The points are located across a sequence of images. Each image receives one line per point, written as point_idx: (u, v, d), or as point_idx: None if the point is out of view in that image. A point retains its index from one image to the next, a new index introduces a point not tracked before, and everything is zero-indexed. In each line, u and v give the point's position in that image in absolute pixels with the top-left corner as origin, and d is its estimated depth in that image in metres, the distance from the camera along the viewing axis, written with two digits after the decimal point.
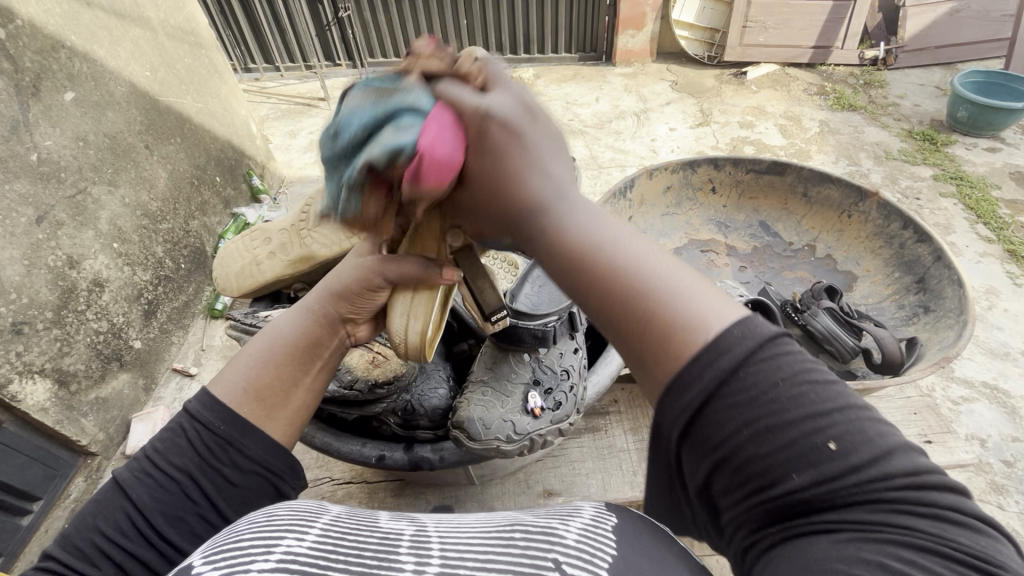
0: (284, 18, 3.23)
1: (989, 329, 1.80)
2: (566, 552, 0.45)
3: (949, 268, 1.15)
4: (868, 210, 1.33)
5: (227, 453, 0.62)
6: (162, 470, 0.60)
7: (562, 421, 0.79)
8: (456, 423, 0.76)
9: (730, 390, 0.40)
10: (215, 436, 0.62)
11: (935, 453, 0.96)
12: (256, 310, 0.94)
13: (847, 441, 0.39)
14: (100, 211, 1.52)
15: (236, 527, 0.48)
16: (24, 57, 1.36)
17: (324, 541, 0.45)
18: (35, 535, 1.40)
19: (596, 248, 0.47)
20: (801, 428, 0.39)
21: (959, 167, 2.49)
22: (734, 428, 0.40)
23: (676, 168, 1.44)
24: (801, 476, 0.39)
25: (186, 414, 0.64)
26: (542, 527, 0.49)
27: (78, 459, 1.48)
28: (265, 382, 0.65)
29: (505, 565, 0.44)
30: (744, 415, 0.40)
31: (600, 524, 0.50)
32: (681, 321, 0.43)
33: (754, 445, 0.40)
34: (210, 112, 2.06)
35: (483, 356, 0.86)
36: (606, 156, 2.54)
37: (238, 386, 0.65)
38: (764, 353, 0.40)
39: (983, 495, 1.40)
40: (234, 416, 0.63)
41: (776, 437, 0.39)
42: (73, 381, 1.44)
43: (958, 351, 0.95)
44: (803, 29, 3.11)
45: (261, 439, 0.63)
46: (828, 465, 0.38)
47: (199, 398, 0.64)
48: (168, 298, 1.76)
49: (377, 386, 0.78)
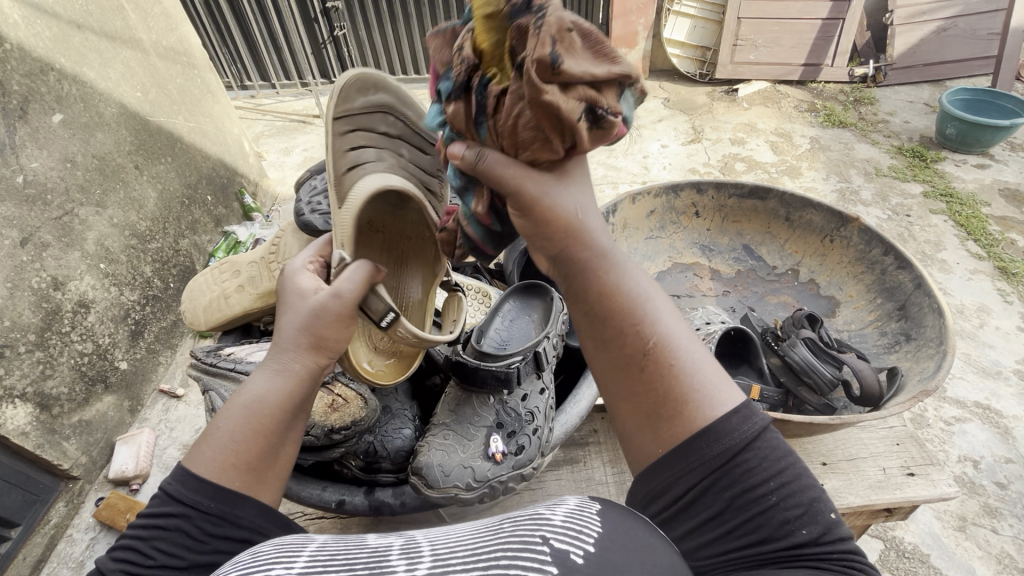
0: (279, 37, 3.26)
1: (981, 348, 1.79)
2: (554, 529, 0.44)
3: (930, 296, 1.14)
4: (850, 235, 1.33)
5: (220, 528, 0.55)
6: (150, 558, 0.53)
7: (524, 465, 0.79)
8: (415, 470, 0.75)
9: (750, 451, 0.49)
10: (202, 515, 0.55)
11: (919, 486, 0.95)
12: (222, 345, 0.93)
13: (825, 510, 0.49)
14: (86, 232, 1.51)
15: (224, 566, 0.46)
16: (12, 80, 1.36)
17: (313, 566, 0.43)
18: (13, 563, 1.36)
19: (639, 301, 0.54)
20: (806, 497, 0.49)
21: (948, 183, 2.50)
22: (751, 483, 0.49)
23: (659, 193, 1.44)
24: (805, 532, 0.48)
25: (163, 496, 0.56)
26: (527, 511, 0.48)
27: (60, 483, 1.45)
28: (250, 451, 0.58)
29: (494, 552, 0.42)
30: (763, 478, 0.49)
31: (585, 505, 0.48)
32: (697, 391, 0.51)
33: (767, 501, 0.48)
34: (202, 132, 2.07)
35: (447, 398, 0.86)
36: (598, 173, 2.55)
37: (220, 458, 0.57)
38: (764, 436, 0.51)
39: (977, 519, 1.38)
40: (222, 490, 0.56)
41: (787, 502, 0.48)
42: (56, 404, 1.42)
43: (936, 386, 0.93)
44: (793, 47, 3.15)
45: (256, 507, 0.57)
46: (823, 526, 0.48)
47: (177, 478, 0.56)
48: (155, 318, 1.74)
49: (333, 432, 0.76)
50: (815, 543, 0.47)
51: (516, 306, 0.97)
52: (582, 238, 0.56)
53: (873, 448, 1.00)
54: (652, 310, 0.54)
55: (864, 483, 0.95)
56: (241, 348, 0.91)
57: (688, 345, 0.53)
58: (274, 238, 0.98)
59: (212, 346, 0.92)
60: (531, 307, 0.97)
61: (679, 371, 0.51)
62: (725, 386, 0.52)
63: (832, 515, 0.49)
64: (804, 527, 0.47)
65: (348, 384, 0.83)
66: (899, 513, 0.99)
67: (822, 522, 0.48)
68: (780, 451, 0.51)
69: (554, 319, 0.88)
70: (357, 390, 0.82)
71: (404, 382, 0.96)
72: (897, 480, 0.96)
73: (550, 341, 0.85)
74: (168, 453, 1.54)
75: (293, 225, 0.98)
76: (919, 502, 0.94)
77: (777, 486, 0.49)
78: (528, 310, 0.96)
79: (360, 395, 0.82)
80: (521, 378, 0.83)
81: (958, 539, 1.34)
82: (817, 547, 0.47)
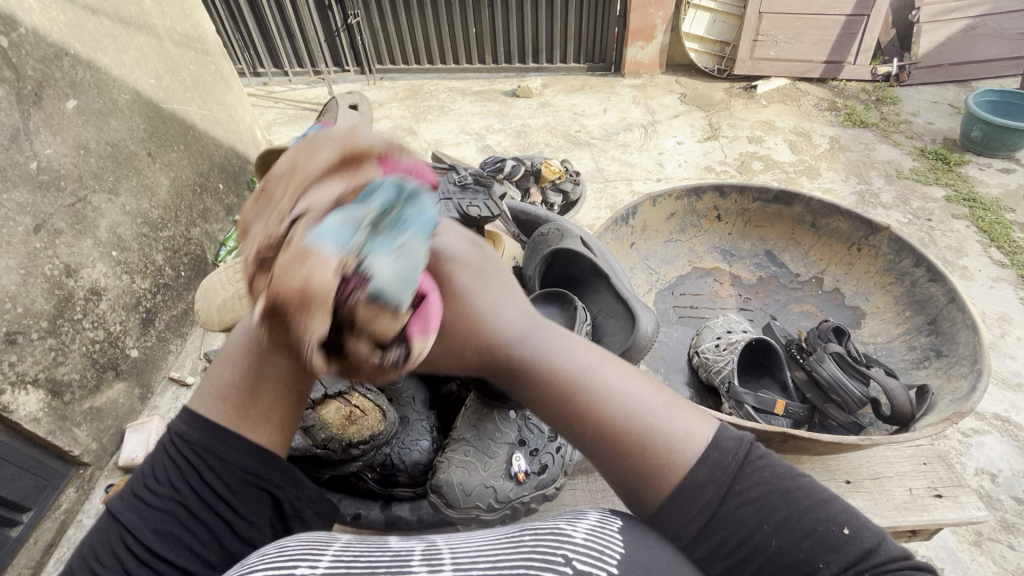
0: (292, 23, 3.22)
1: (1001, 358, 1.75)
2: (576, 549, 0.43)
3: (963, 311, 1.11)
4: (879, 244, 1.30)
5: (205, 460, 0.60)
6: (150, 493, 0.59)
7: (547, 486, 0.79)
8: (434, 488, 0.76)
9: (736, 503, 0.51)
10: (190, 446, 0.61)
11: (946, 508, 0.93)
12: None
13: (843, 524, 0.51)
14: (99, 219, 1.51)
15: (247, 560, 0.44)
16: (26, 65, 1.35)
17: (336, 567, 0.42)
18: (24, 547, 1.36)
19: (572, 376, 0.57)
20: (816, 522, 0.50)
21: (972, 188, 2.44)
22: (753, 532, 0.51)
23: (680, 195, 1.42)
24: (828, 566, 0.49)
25: (170, 431, 0.63)
26: (547, 526, 0.47)
27: (70, 469, 1.46)
28: (228, 380, 0.63)
29: (514, 563, 0.41)
30: (767, 521, 0.51)
31: (605, 524, 0.48)
32: (665, 444, 0.53)
33: (769, 546, 0.51)
34: (214, 119, 2.05)
35: (468, 411, 0.85)
36: (612, 169, 2.51)
37: (206, 389, 0.64)
38: (750, 469, 0.53)
39: (993, 534, 1.35)
40: (209, 422, 0.61)
41: (797, 538, 0.50)
42: (68, 391, 1.42)
43: (970, 407, 0.90)
44: (814, 44, 3.08)
45: (239, 442, 0.61)
46: (844, 550, 0.49)
47: (180, 413, 0.64)
48: (166, 306, 1.74)
49: (351, 446, 0.76)
50: (841, 574, 0.49)
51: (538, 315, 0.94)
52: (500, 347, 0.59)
53: (899, 467, 0.99)
54: (598, 376, 0.56)
55: (890, 504, 0.94)
56: None
57: (638, 398, 0.55)
58: None
59: None
60: (553, 316, 0.95)
61: (636, 428, 0.54)
62: (691, 426, 0.54)
63: (847, 528, 0.50)
64: (822, 561, 0.49)
65: (365, 394, 0.81)
66: (923, 534, 0.97)
67: (840, 549, 0.50)
68: (780, 480, 0.52)
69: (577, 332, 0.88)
70: (375, 403, 0.80)
71: (421, 390, 0.94)
72: (925, 502, 0.94)
73: None
74: None
75: None
76: (946, 525, 0.93)
77: (776, 528, 0.51)
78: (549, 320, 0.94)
79: (378, 407, 0.81)
80: None
81: (973, 554, 1.31)
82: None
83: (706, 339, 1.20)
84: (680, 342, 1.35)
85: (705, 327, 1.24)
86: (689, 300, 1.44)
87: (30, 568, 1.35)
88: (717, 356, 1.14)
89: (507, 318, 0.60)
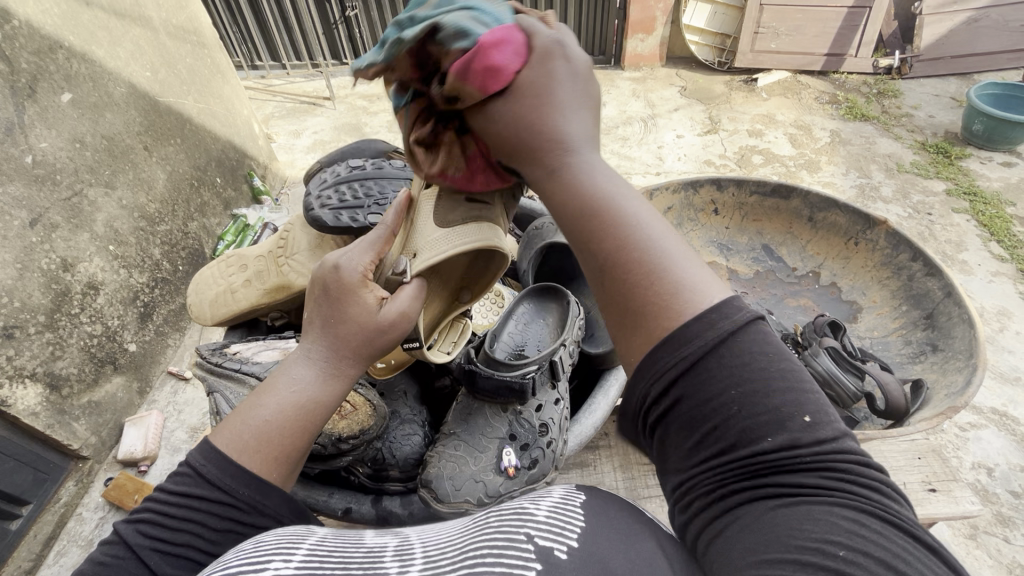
0: (290, 16, 3.20)
1: (1000, 353, 1.75)
2: (538, 527, 0.43)
3: (960, 305, 1.11)
4: (876, 238, 1.29)
5: (243, 516, 0.56)
6: (176, 533, 0.54)
7: (537, 480, 0.78)
8: (424, 483, 0.76)
9: (720, 359, 0.44)
10: (231, 500, 0.56)
11: (941, 502, 0.93)
12: (228, 343, 0.91)
13: (803, 412, 0.43)
14: (96, 214, 1.50)
15: (222, 556, 0.44)
16: (20, 58, 1.34)
17: (311, 560, 0.42)
18: (24, 540, 1.37)
19: (607, 197, 0.49)
20: (782, 400, 0.43)
21: (973, 182, 2.44)
22: (711, 397, 0.43)
23: (678, 189, 1.41)
24: (775, 440, 0.42)
25: (191, 470, 0.57)
26: (512, 506, 0.47)
27: (69, 462, 1.46)
28: (296, 449, 0.59)
29: (480, 544, 0.42)
30: (733, 384, 0.43)
31: (569, 499, 0.48)
32: (678, 288, 0.45)
33: (730, 410, 0.43)
34: (212, 113, 2.04)
35: (459, 405, 0.86)
36: (611, 163, 2.50)
37: (267, 451, 0.57)
38: (741, 335, 0.44)
39: (989, 528, 1.36)
40: (256, 479, 0.56)
41: (756, 408, 0.43)
42: (65, 385, 1.42)
43: (964, 402, 0.90)
44: (816, 35, 3.06)
45: (282, 498, 0.58)
46: (801, 433, 0.42)
47: (205, 452, 0.57)
48: (164, 300, 1.74)
49: (340, 441, 0.75)
50: (781, 452, 0.42)
51: (531, 309, 0.94)
52: (561, 155, 0.51)
53: (894, 462, 0.99)
54: (627, 214, 0.48)
55: None
56: (248, 347, 0.90)
57: (668, 245, 0.47)
58: (282, 231, 0.96)
59: (217, 344, 0.90)
60: (546, 311, 0.94)
61: (650, 268, 0.46)
62: (698, 286, 0.46)
63: (808, 418, 0.43)
64: (770, 434, 0.42)
65: (356, 388, 0.82)
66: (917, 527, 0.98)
67: (799, 432, 0.42)
68: (763, 357, 0.44)
69: (571, 326, 0.86)
70: (364, 395, 0.81)
71: (413, 385, 0.94)
72: (918, 496, 0.95)
73: (566, 349, 0.83)
74: (177, 436, 1.56)
75: (301, 218, 0.96)
76: (940, 519, 0.93)
77: (744, 393, 0.43)
78: (543, 312, 0.94)
79: (369, 401, 0.82)
80: (536, 389, 0.81)
81: (968, 547, 1.32)
82: (790, 452, 0.42)
83: None
84: None
85: None
86: None
87: (31, 560, 1.37)
88: None
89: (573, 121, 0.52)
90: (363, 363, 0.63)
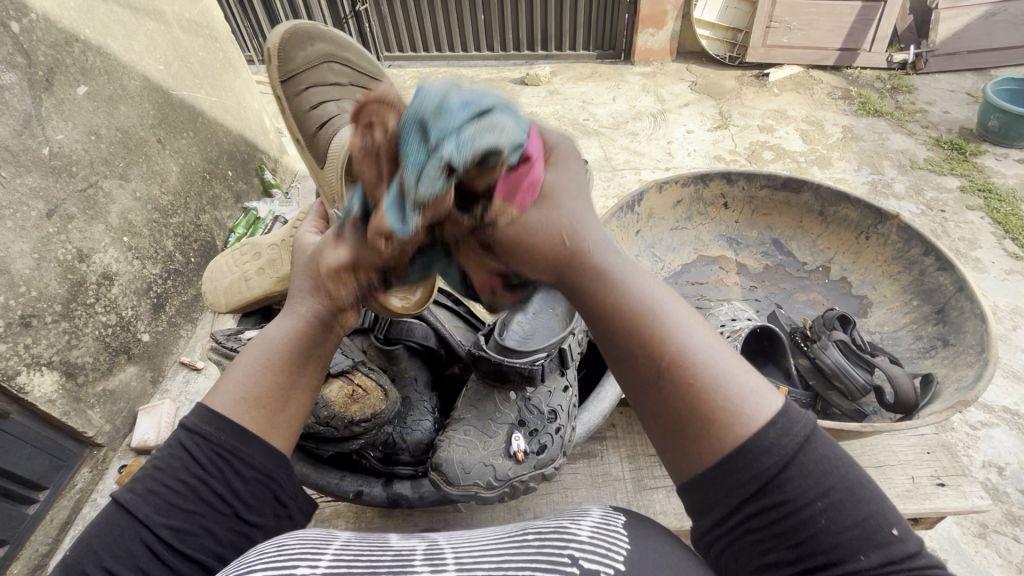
0: (301, 10, 3.21)
1: (1013, 351, 1.73)
2: (582, 547, 0.44)
3: (972, 300, 1.10)
4: (887, 232, 1.29)
5: (230, 463, 0.61)
6: (168, 484, 0.59)
7: (545, 466, 0.80)
8: (434, 466, 0.77)
9: (797, 473, 0.50)
10: (213, 446, 0.61)
11: (949, 497, 0.94)
12: (241, 329, 0.94)
13: (881, 524, 0.50)
14: (111, 205, 1.52)
15: (247, 558, 0.45)
16: (37, 51, 1.36)
17: (338, 565, 0.43)
18: (41, 525, 1.40)
19: (647, 312, 0.56)
20: (865, 516, 0.50)
21: (988, 178, 2.40)
22: (811, 512, 0.50)
23: (687, 182, 1.41)
24: (867, 558, 0.49)
25: (183, 428, 0.63)
26: (552, 526, 0.49)
27: (85, 450, 1.49)
28: (262, 390, 0.63)
29: (520, 563, 0.43)
30: (821, 497, 0.50)
31: (609, 521, 0.49)
32: (737, 401, 0.52)
33: (818, 526, 0.49)
34: (223, 106, 2.06)
35: (467, 392, 0.86)
36: (620, 158, 2.49)
37: (233, 393, 0.63)
38: (810, 447, 0.51)
39: (999, 526, 1.35)
40: (233, 426, 0.62)
41: (844, 523, 0.49)
42: (81, 373, 1.45)
43: (975, 396, 0.90)
44: (829, 30, 3.02)
45: (263, 446, 0.63)
46: (889, 550, 0.48)
47: (197, 410, 0.63)
48: (177, 292, 1.76)
49: (353, 424, 0.78)
50: (877, 566, 0.48)
51: None
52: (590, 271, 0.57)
53: (902, 456, 0.99)
54: (666, 320, 0.56)
55: (891, 492, 0.94)
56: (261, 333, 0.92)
57: (705, 350, 0.55)
58: (294, 220, 0.98)
59: (231, 329, 0.94)
60: None
61: (700, 375, 0.54)
62: (759, 392, 0.53)
63: (892, 529, 0.50)
64: (862, 554, 0.48)
65: (367, 372, 0.81)
66: (925, 523, 0.98)
67: (883, 545, 0.49)
68: (838, 470, 0.51)
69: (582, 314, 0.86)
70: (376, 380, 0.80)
71: (422, 372, 0.95)
72: (926, 490, 0.95)
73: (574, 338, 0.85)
74: None
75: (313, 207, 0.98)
76: (948, 513, 0.93)
77: (827, 506, 0.50)
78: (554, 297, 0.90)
79: (380, 386, 0.81)
80: (546, 375, 0.83)
81: (977, 546, 1.31)
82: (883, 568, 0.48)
83: (710, 327, 1.20)
84: None
85: (710, 315, 1.24)
86: (694, 289, 1.43)
87: (48, 544, 1.39)
88: None
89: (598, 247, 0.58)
90: (317, 295, 0.65)
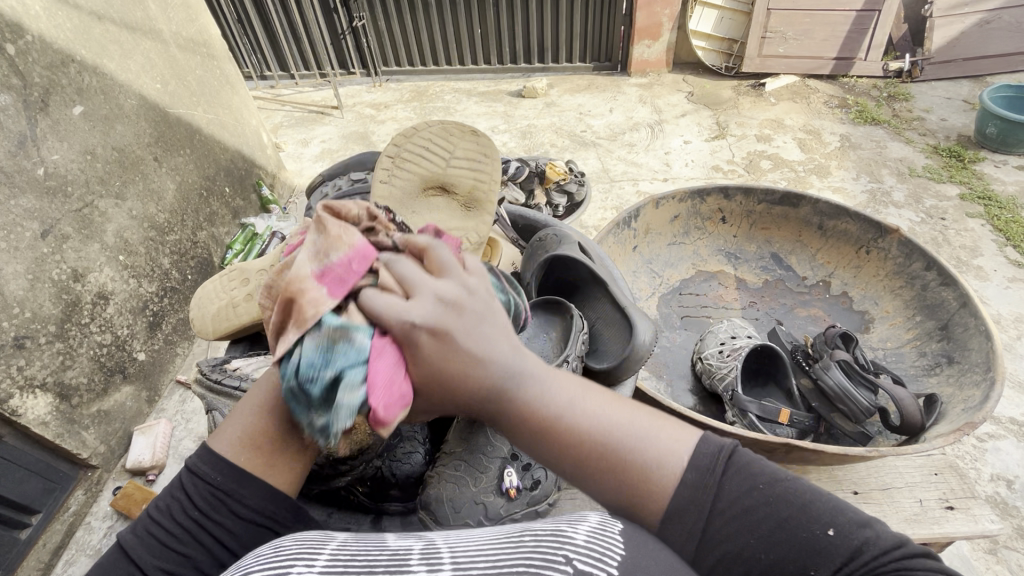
0: (299, 26, 3.23)
1: (1018, 361, 1.71)
2: (577, 551, 0.42)
3: (976, 317, 1.09)
4: (888, 246, 1.28)
5: (226, 504, 0.59)
6: (163, 528, 0.58)
7: (539, 501, 0.78)
8: (424, 504, 0.78)
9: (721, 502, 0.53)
10: (211, 488, 0.59)
11: (958, 520, 0.92)
12: (229, 359, 0.94)
13: None
14: (106, 224, 1.52)
15: (243, 560, 0.43)
16: (33, 72, 1.35)
17: (335, 565, 0.41)
18: (34, 549, 1.37)
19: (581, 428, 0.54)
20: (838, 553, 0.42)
21: (987, 186, 2.39)
22: None
23: (684, 198, 1.40)
24: None
25: (185, 471, 0.61)
26: (547, 528, 0.46)
27: (78, 472, 1.47)
28: (258, 429, 0.61)
29: (514, 562, 0.40)
30: None
31: (606, 526, 0.47)
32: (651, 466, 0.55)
33: None
34: (221, 123, 2.06)
35: (459, 425, 0.87)
36: (618, 169, 2.49)
37: (233, 433, 0.61)
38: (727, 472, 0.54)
39: (1009, 542, 1.32)
40: (231, 467, 0.60)
41: None
42: (75, 395, 1.43)
43: (982, 418, 0.88)
44: (824, 40, 3.04)
45: (261, 488, 0.60)
46: None
47: (198, 452, 0.61)
48: (173, 310, 1.75)
49: (338, 462, 0.75)
50: None
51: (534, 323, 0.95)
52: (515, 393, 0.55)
53: (910, 478, 0.97)
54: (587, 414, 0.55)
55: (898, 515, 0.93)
56: (247, 363, 0.91)
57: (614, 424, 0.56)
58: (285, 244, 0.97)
59: (217, 359, 0.94)
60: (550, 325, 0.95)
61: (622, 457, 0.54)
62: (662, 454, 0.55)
63: None
64: None
65: None
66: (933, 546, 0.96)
67: None
68: None
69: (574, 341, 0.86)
70: None
71: None
72: (934, 514, 0.93)
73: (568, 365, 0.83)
74: (184, 445, 1.55)
75: None
76: (958, 537, 0.91)
77: None
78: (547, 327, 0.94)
79: None
80: None
81: (987, 563, 1.29)
82: None
83: (710, 345, 1.20)
84: (683, 348, 1.33)
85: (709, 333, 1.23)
86: (692, 305, 1.42)
87: (40, 569, 1.36)
88: (721, 363, 1.14)
89: (493, 357, 0.53)
90: None
